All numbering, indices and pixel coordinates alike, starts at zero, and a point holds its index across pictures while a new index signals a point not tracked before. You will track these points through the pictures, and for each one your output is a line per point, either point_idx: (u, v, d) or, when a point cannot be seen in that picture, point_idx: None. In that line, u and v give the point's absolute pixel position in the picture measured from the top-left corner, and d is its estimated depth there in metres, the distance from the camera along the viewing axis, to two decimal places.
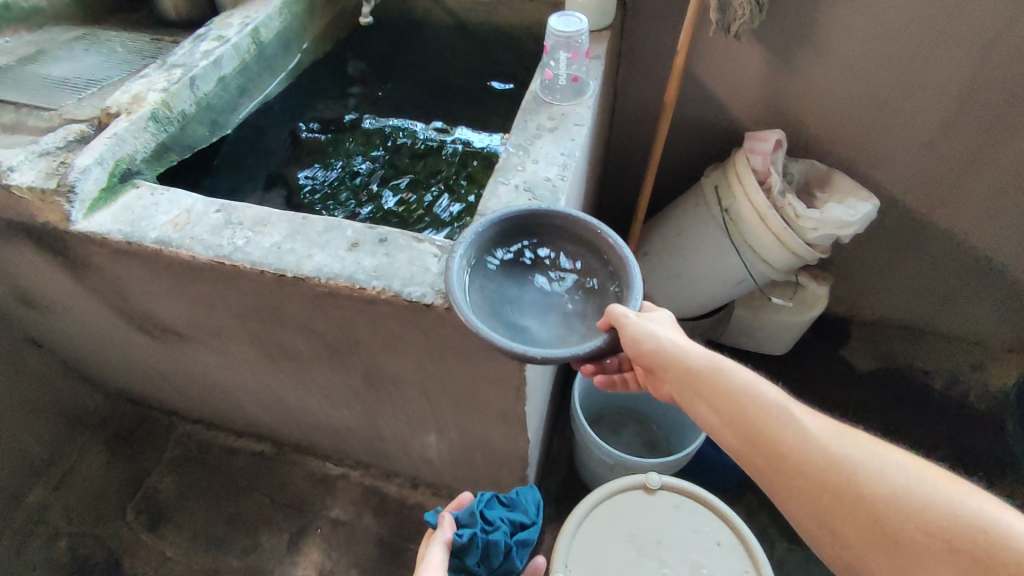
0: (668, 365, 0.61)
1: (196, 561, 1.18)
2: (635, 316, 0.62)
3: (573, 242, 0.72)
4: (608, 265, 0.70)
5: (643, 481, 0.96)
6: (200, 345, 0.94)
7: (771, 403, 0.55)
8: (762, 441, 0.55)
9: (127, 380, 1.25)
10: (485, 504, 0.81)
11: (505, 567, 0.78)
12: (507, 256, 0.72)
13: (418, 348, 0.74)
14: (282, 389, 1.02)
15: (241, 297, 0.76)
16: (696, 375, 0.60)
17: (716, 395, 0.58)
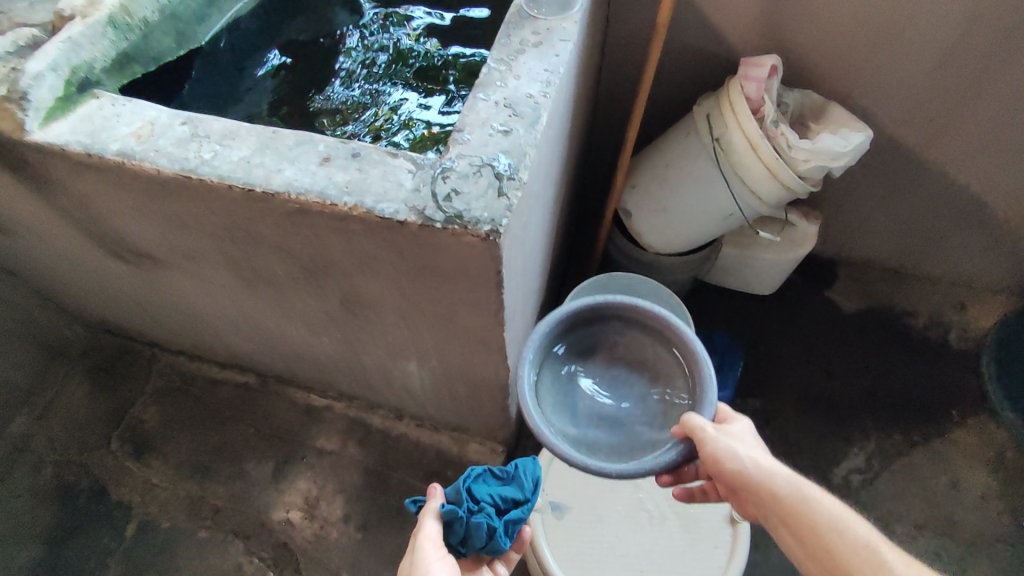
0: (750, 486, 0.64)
1: (183, 488, 1.21)
2: (714, 429, 0.65)
3: (647, 334, 0.76)
4: (681, 362, 0.74)
5: None
6: (174, 270, 0.92)
7: (857, 541, 0.59)
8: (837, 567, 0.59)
9: (105, 309, 1.23)
10: (474, 480, 0.78)
11: (492, 548, 0.75)
12: (581, 351, 0.77)
13: (395, 270, 0.72)
14: (261, 318, 1.01)
15: (211, 215, 0.73)
16: (780, 501, 0.63)
17: (794, 517, 0.62)
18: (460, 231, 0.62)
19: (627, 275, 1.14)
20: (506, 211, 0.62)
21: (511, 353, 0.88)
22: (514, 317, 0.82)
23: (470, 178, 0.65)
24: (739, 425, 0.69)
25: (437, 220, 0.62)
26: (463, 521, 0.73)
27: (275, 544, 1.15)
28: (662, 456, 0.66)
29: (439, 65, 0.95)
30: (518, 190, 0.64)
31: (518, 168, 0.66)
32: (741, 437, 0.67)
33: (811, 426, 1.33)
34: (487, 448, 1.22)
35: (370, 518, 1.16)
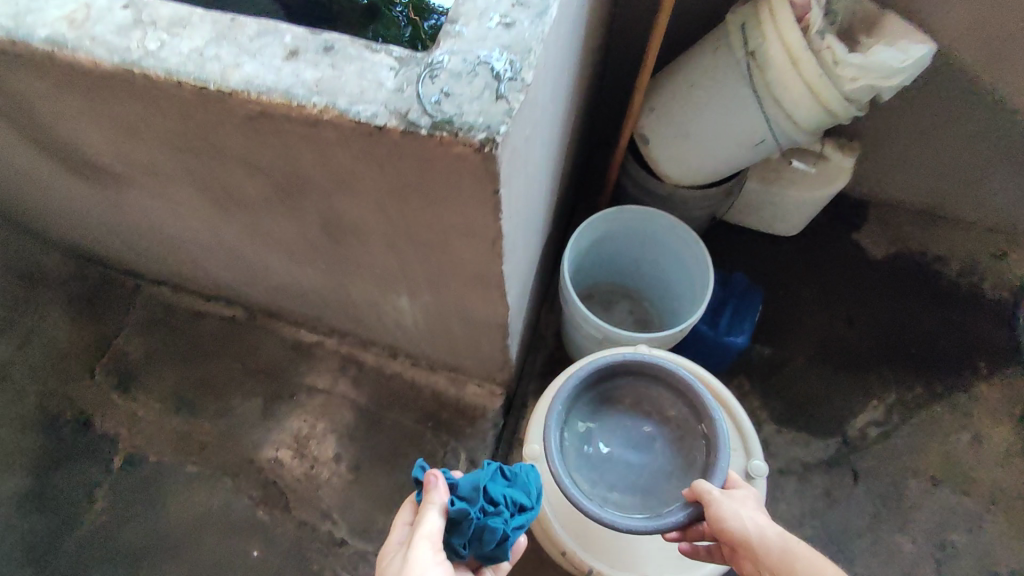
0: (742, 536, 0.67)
1: (169, 422, 1.16)
2: (718, 493, 0.72)
3: (669, 386, 0.89)
4: (696, 413, 0.87)
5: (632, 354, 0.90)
6: (139, 188, 0.83)
7: None
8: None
9: (77, 234, 1.15)
10: (489, 477, 0.70)
11: (495, 555, 0.68)
12: (607, 388, 0.91)
13: (377, 190, 0.63)
14: (239, 245, 0.92)
15: (164, 120, 0.64)
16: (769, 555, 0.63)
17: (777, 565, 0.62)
18: (449, 141, 0.52)
19: (640, 209, 1.03)
20: (504, 118, 0.52)
21: (510, 290, 0.80)
22: (514, 249, 0.73)
23: (463, 79, 0.54)
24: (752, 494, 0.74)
25: (422, 127, 0.52)
26: (471, 523, 0.66)
27: (264, 482, 1.11)
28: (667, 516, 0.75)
29: None
30: (520, 94, 0.53)
31: (521, 67, 0.55)
32: (749, 502, 0.72)
33: (830, 376, 1.25)
34: (484, 389, 1.16)
35: (362, 459, 1.12)
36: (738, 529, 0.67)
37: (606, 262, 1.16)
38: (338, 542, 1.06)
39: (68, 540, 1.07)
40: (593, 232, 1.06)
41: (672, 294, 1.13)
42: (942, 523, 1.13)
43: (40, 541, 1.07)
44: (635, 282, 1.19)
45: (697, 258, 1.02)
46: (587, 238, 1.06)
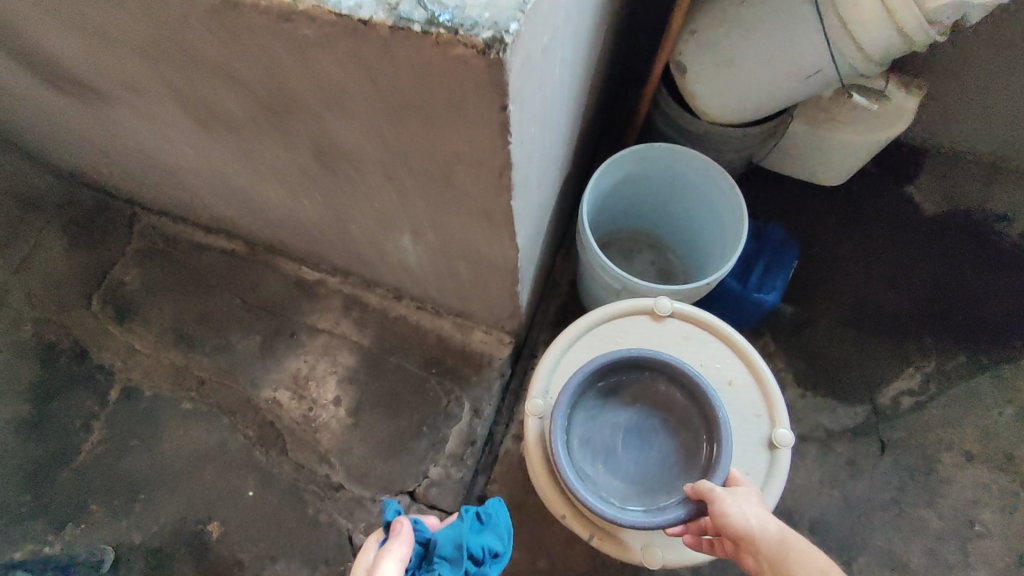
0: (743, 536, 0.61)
1: (166, 356, 1.12)
2: (721, 490, 0.65)
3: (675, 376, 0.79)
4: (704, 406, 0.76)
5: (650, 308, 0.81)
6: (116, 102, 0.75)
7: None
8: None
9: (69, 155, 1.08)
10: (470, 532, 0.72)
11: None
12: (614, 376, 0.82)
13: (368, 105, 0.54)
14: (230, 171, 0.84)
15: (126, 15, 0.55)
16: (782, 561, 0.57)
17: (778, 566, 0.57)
18: (447, 40, 0.42)
19: (670, 147, 0.92)
20: (516, 13, 0.42)
21: (521, 230, 0.71)
22: (526, 182, 0.64)
23: None
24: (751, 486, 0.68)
25: (415, 23, 0.43)
26: None
27: (261, 422, 1.07)
28: (670, 511, 0.68)
29: None
30: None
31: None
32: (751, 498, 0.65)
33: (866, 340, 1.16)
34: (492, 337, 1.10)
35: (363, 403, 1.07)
36: (740, 530, 0.61)
37: (629, 206, 1.06)
38: (335, 487, 1.03)
39: (62, 471, 1.05)
40: (616, 171, 0.95)
41: (701, 243, 1.03)
42: (973, 501, 1.06)
43: (37, 470, 1.05)
44: (661, 230, 1.09)
45: (732, 204, 0.91)
46: (609, 178, 0.95)
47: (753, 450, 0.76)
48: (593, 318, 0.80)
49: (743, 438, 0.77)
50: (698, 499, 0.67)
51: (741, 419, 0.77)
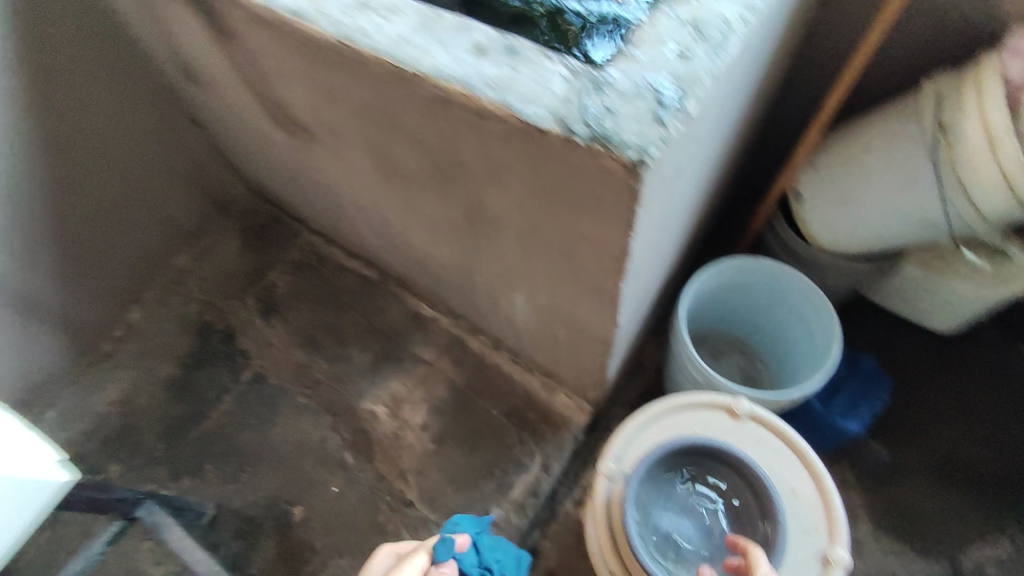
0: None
1: (294, 355, 1.30)
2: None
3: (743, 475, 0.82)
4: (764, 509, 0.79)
5: (729, 404, 0.86)
6: (323, 146, 0.94)
7: None
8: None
9: (266, 177, 1.33)
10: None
11: None
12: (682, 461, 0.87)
13: (525, 186, 0.66)
14: (391, 215, 1.02)
15: (360, 90, 0.71)
16: None
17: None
18: (601, 153, 0.54)
19: (776, 266, 0.99)
20: (659, 143, 0.53)
21: (624, 310, 0.81)
22: (637, 271, 0.74)
23: (628, 100, 0.56)
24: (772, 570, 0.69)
25: (579, 135, 0.54)
26: None
27: (357, 429, 1.21)
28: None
29: None
30: (679, 122, 0.55)
31: (685, 97, 0.56)
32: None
33: (953, 494, 1.11)
34: (573, 402, 1.18)
35: (446, 434, 1.18)
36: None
37: (726, 311, 1.12)
38: (406, 502, 1.13)
39: (194, 429, 1.24)
40: (720, 277, 1.03)
41: (793, 360, 1.07)
42: None
43: (175, 424, 1.25)
44: (753, 337, 1.13)
45: (828, 329, 0.96)
46: (713, 282, 1.03)
47: (806, 563, 0.77)
48: (674, 401, 0.86)
49: (798, 549, 0.78)
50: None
51: (799, 530, 0.79)
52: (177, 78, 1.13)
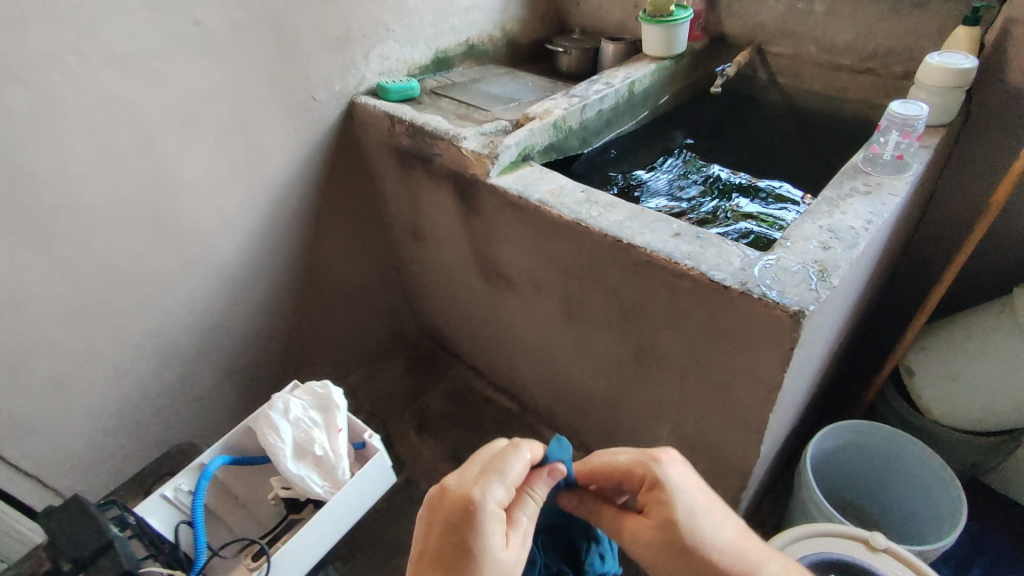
0: (650, 508, 0.67)
1: (441, 467, 1.50)
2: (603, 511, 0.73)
3: None
4: None
5: (866, 537, 0.92)
6: (518, 293, 1.24)
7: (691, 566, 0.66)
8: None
9: (441, 316, 1.65)
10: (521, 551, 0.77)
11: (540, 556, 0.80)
12: None
13: (698, 329, 0.90)
14: (558, 350, 1.27)
15: (576, 254, 1.00)
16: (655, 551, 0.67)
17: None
18: (771, 305, 0.77)
19: (896, 432, 1.11)
20: (814, 300, 0.76)
21: (766, 441, 0.97)
22: (781, 407, 0.93)
23: (788, 273, 0.80)
24: (671, 504, 0.65)
25: (755, 293, 0.78)
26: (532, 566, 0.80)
27: None
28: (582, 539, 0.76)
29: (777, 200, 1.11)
30: (827, 288, 0.77)
31: (829, 274, 0.79)
32: (680, 531, 0.64)
33: None
34: None
35: None
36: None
37: (846, 471, 1.22)
38: None
39: None
40: (840, 436, 1.16)
41: (918, 522, 1.14)
42: None
43: None
44: (874, 500, 1.21)
45: (952, 496, 1.05)
46: (833, 439, 1.16)
47: None
48: (816, 528, 0.93)
49: None
50: (627, 531, 0.68)
51: None
52: (404, 237, 1.53)
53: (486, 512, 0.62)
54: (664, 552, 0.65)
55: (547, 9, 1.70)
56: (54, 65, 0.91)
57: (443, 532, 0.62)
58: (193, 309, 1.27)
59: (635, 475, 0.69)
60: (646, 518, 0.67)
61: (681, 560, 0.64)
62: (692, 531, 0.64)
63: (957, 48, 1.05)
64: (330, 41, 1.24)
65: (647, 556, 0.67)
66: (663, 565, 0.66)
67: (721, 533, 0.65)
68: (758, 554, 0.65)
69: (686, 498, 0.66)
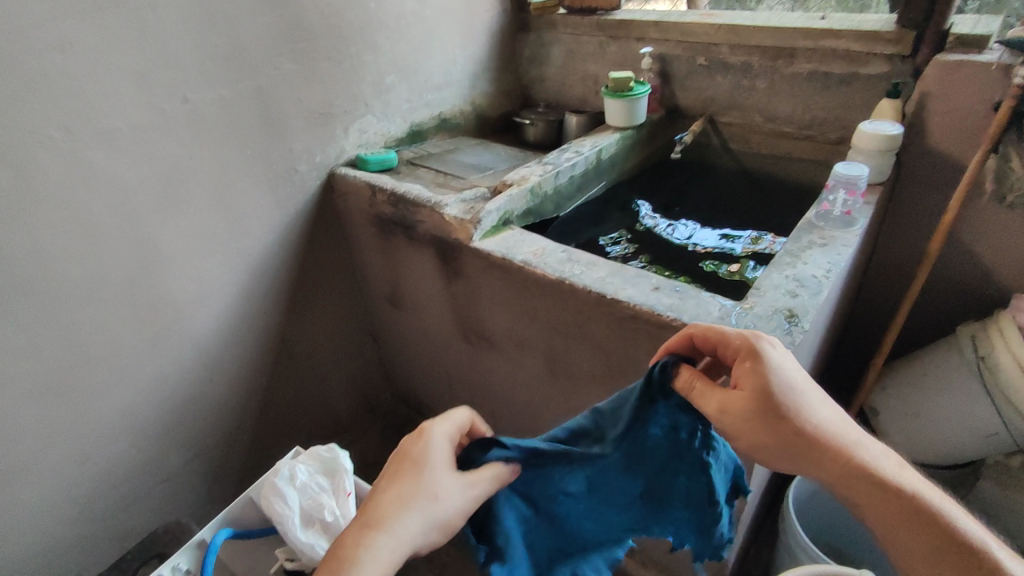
0: (744, 375, 0.64)
1: None
2: (693, 387, 0.67)
3: None
4: None
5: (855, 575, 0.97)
6: (500, 353, 1.26)
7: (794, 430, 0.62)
8: (892, 512, 0.58)
9: (419, 381, 1.65)
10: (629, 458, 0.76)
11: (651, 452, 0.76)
12: None
13: None
14: (541, 409, 1.28)
15: (561, 311, 1.04)
16: (749, 420, 0.62)
17: (834, 455, 0.61)
18: None
19: None
20: (790, 344, 0.81)
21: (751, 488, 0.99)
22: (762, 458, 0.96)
23: (763, 319, 0.86)
24: (771, 367, 0.63)
25: None
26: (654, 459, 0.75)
27: None
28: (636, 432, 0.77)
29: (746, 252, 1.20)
30: (801, 332, 0.83)
31: (801, 319, 0.85)
32: (778, 399, 0.62)
33: None
34: None
35: None
36: (774, 446, 0.62)
37: (828, 519, 1.26)
38: None
39: None
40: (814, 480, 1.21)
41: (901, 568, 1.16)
42: None
43: None
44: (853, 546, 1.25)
45: None
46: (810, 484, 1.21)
47: None
48: (815, 567, 0.99)
49: None
50: (718, 403, 0.64)
51: None
52: (382, 302, 1.54)
53: (432, 437, 0.68)
54: (756, 418, 0.62)
55: (512, 87, 1.83)
56: (40, 142, 0.91)
57: (396, 458, 0.68)
58: (167, 385, 1.21)
59: (732, 345, 0.67)
60: (739, 387, 0.64)
61: (777, 429, 0.62)
62: (787, 398, 0.62)
63: (884, 117, 1.19)
64: (312, 116, 1.30)
65: (737, 429, 0.63)
66: (752, 437, 0.62)
67: (813, 405, 0.63)
68: (847, 428, 0.63)
69: (784, 366, 0.64)
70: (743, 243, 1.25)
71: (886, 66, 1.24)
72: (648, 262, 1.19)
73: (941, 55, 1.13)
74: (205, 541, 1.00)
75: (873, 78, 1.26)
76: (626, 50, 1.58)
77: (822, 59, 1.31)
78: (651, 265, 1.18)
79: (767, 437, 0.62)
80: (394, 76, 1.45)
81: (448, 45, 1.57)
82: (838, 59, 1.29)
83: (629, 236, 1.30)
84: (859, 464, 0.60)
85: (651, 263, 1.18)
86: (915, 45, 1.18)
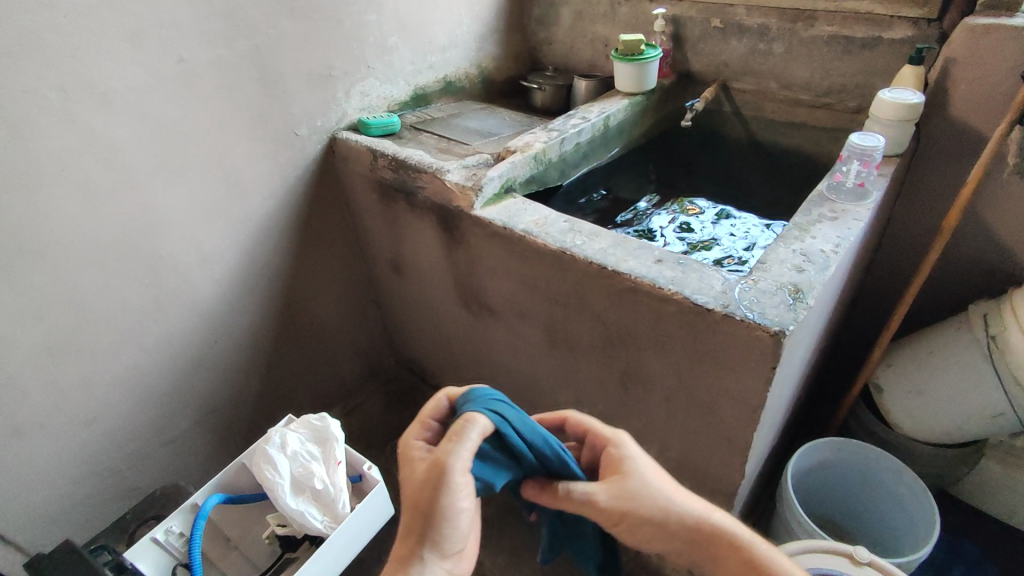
0: (607, 466, 0.74)
1: None
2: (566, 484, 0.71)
3: None
4: None
5: (849, 551, 0.97)
6: (501, 323, 1.25)
7: (655, 501, 0.70)
8: (725, 563, 0.70)
9: (422, 348, 1.65)
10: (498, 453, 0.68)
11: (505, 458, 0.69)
12: None
13: (684, 352, 0.92)
14: (542, 379, 1.27)
15: (562, 282, 1.02)
16: (623, 505, 0.70)
17: (687, 522, 0.71)
18: (754, 326, 0.79)
19: (868, 448, 1.19)
20: (793, 320, 0.79)
21: (750, 462, 1.00)
22: (762, 429, 0.96)
23: (767, 294, 0.84)
24: (631, 455, 0.73)
25: (737, 315, 0.81)
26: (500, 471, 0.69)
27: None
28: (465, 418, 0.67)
29: (756, 226, 1.18)
30: (805, 308, 0.81)
31: (807, 295, 0.83)
32: (636, 480, 0.72)
33: None
34: None
35: None
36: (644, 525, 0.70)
37: (830, 487, 1.29)
38: None
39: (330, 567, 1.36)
40: (816, 455, 1.23)
41: (894, 536, 1.22)
42: None
43: None
44: (842, 511, 1.30)
45: (926, 508, 1.11)
46: (811, 459, 1.22)
47: None
48: (816, 543, 0.99)
49: None
50: (603, 491, 0.70)
51: None
52: (384, 270, 1.53)
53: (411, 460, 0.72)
54: (619, 505, 0.70)
55: (520, 49, 1.77)
56: (34, 100, 0.89)
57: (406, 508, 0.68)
58: (171, 349, 1.22)
59: (601, 436, 0.76)
60: (612, 474, 0.73)
61: (639, 504, 0.70)
62: (647, 480, 0.72)
63: (906, 85, 1.14)
64: (313, 77, 1.27)
65: (620, 513, 0.70)
66: (619, 517, 0.70)
67: (666, 487, 0.72)
68: (701, 504, 0.73)
69: (642, 458, 0.74)
70: (753, 215, 1.22)
71: (910, 31, 1.18)
72: (654, 236, 1.16)
73: (971, 19, 1.07)
74: (198, 503, 1.02)
75: (896, 44, 1.20)
76: (638, 12, 1.53)
77: (844, 23, 1.25)
78: (657, 238, 1.15)
79: (645, 503, 0.70)
80: (397, 36, 1.40)
81: (454, 5, 1.51)
82: (860, 23, 1.24)
83: (638, 210, 1.27)
84: (714, 528, 0.71)
85: (657, 236, 1.16)
86: (943, 7, 1.14)
